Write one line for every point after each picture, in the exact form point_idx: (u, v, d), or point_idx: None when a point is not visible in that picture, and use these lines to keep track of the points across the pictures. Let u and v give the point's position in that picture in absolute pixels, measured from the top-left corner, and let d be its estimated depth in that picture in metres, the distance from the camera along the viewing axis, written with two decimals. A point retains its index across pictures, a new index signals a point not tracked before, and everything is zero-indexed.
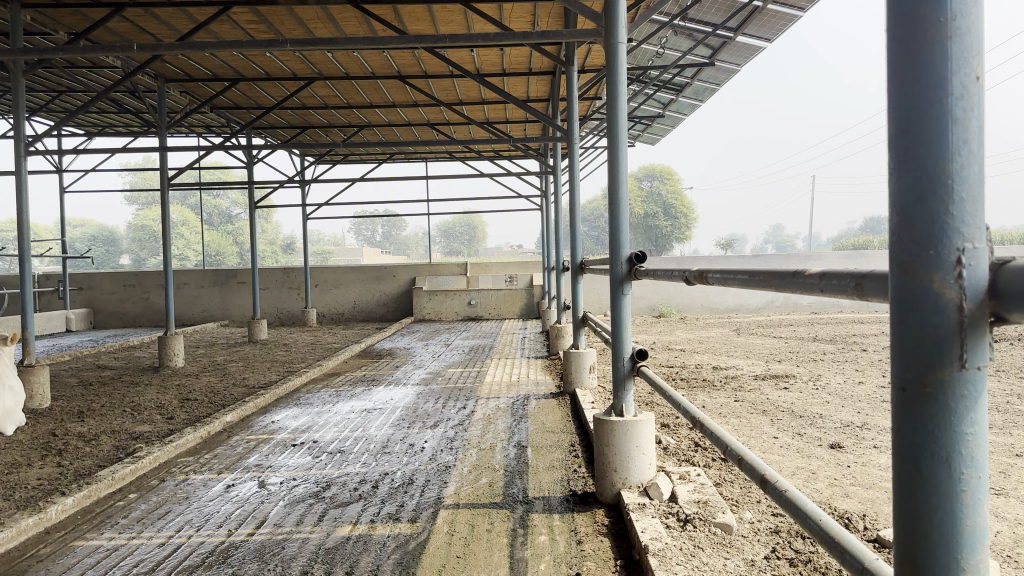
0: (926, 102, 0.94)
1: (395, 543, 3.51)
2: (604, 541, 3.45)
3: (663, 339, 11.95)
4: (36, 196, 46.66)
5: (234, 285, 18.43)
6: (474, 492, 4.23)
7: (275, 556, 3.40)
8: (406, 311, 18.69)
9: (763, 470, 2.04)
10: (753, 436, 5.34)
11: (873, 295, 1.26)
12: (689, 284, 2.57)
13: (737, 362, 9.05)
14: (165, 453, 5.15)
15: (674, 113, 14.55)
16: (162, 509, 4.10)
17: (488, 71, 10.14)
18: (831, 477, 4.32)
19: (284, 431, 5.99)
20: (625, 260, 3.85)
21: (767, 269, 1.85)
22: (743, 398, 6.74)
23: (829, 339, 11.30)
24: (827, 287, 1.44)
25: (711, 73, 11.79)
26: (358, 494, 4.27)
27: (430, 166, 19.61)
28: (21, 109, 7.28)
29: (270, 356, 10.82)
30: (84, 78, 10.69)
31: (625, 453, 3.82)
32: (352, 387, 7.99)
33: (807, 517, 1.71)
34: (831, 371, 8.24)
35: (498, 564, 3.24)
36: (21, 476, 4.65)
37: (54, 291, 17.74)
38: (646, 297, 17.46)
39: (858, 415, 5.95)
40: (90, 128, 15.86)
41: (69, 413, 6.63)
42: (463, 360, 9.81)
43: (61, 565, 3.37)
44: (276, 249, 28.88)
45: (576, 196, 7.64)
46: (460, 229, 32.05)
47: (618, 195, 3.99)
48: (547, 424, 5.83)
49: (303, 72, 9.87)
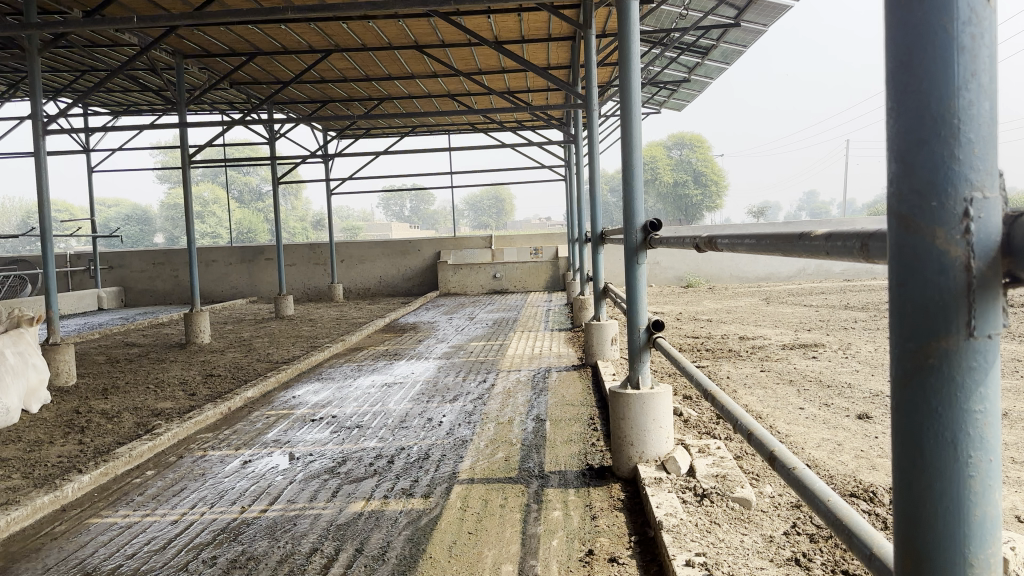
0: (925, 45, 0.82)
1: (407, 519, 3.46)
2: (620, 516, 3.37)
3: (689, 309, 11.80)
4: (67, 176, 47.46)
5: (262, 261, 18.55)
6: (489, 467, 4.16)
7: (286, 533, 3.37)
8: (433, 286, 18.68)
9: (773, 446, 1.92)
10: (778, 407, 5.20)
11: (881, 257, 1.14)
12: (699, 250, 2.44)
13: (765, 332, 8.87)
14: (185, 430, 5.16)
15: (700, 78, 14.23)
16: (178, 486, 4.10)
17: (507, 38, 9.95)
18: (858, 449, 4.18)
19: (304, 406, 5.98)
20: (639, 228, 3.70)
21: (773, 233, 1.72)
22: (768, 367, 6.61)
23: (860, 306, 11.04)
24: (833, 250, 1.32)
25: (737, 35, 11.47)
26: (373, 470, 4.23)
27: (454, 139, 19.48)
28: (38, 89, 7.30)
29: (295, 332, 10.86)
30: (103, 57, 10.71)
31: (641, 427, 3.72)
32: (374, 362, 7.98)
33: (814, 497, 1.59)
34: (862, 339, 8.02)
35: (509, 540, 3.18)
36: (42, 454, 4.68)
37: (86, 270, 18.02)
38: (673, 267, 17.27)
39: (887, 384, 5.79)
40: (114, 108, 15.96)
41: (94, 391, 6.70)
42: (485, 334, 9.76)
43: (75, 543, 3.37)
44: (306, 226, 29.06)
45: (596, 165, 7.47)
46: (488, 202, 31.92)
47: (632, 164, 3.85)
48: (567, 398, 5.74)
49: (319, 45, 9.79)
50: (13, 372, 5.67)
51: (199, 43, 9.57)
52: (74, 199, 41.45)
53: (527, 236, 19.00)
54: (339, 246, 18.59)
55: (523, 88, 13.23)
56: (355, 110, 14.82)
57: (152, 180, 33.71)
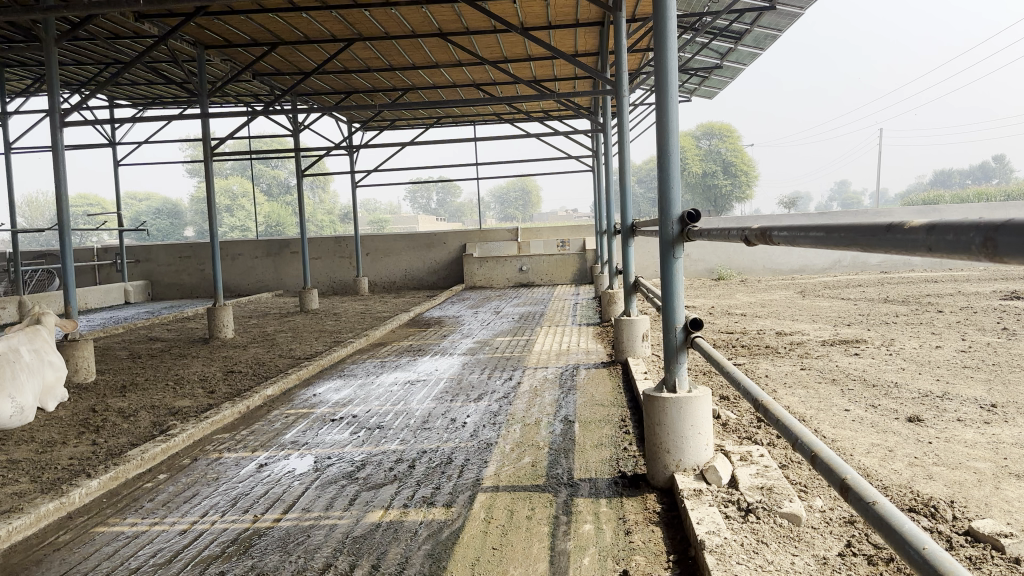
0: None
1: (427, 532, 3.24)
2: (656, 531, 3.12)
3: (722, 303, 11.44)
4: (95, 170, 47.71)
5: (287, 255, 18.49)
6: (514, 474, 3.92)
7: (300, 546, 3.16)
8: (459, 279, 18.49)
9: (845, 472, 1.72)
10: (822, 409, 4.89)
11: (1013, 255, 0.94)
12: (748, 243, 2.19)
13: (803, 327, 8.53)
14: (201, 430, 4.99)
15: (732, 64, 13.81)
16: (190, 491, 3.93)
17: (533, 23, 9.68)
18: (911, 456, 3.88)
19: (325, 405, 5.81)
20: (676, 219, 3.39)
21: (846, 225, 1.50)
22: (809, 365, 6.31)
23: (901, 299, 10.62)
24: (936, 246, 1.10)
25: (772, 19, 11.09)
26: (393, 475, 4.02)
27: (478, 129, 19.25)
28: (55, 81, 7.16)
29: (319, 327, 10.65)
30: (124, 48, 10.61)
31: (678, 433, 3.45)
32: (397, 357, 7.83)
33: (907, 543, 1.40)
34: (906, 334, 7.65)
35: (537, 558, 2.94)
36: (53, 456, 4.55)
37: (113, 263, 18.09)
38: (703, 259, 16.84)
39: (937, 383, 5.46)
40: (137, 100, 15.89)
41: (112, 388, 6.59)
42: (511, 328, 9.54)
43: (78, 555, 3.20)
44: (333, 219, 29.06)
45: (626, 155, 7.16)
46: (514, 195, 31.58)
47: (668, 152, 3.54)
48: (597, 398, 5.48)
49: (342, 34, 9.59)
50: (28, 369, 5.54)
51: (221, 34, 9.44)
52: (102, 193, 41.96)
53: (553, 229, 19.00)
54: (364, 239, 18.46)
55: (550, 76, 12.96)
56: (378, 101, 14.67)
57: (182, 174, 33.99)
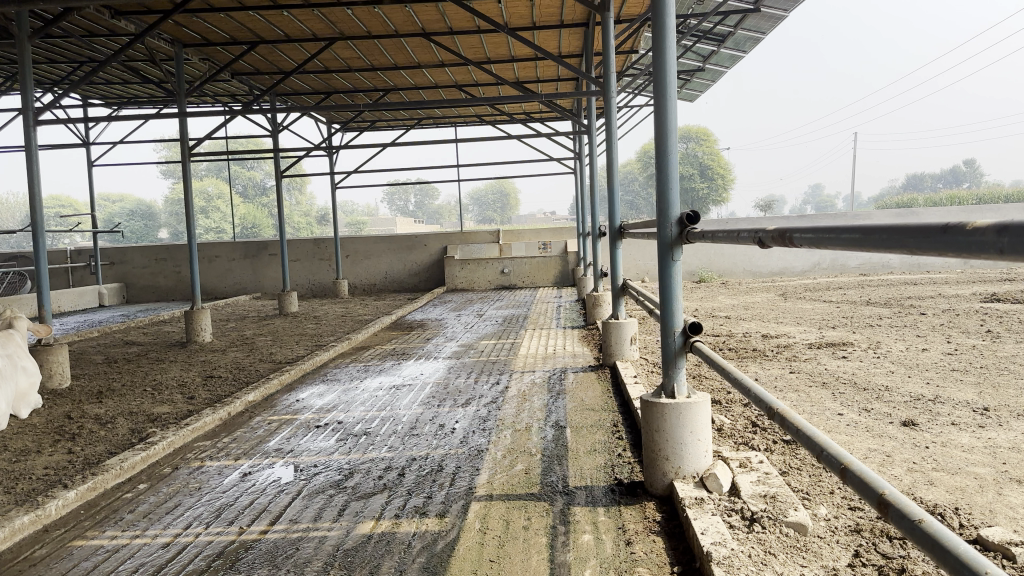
0: None
1: (421, 544, 3.13)
2: (658, 541, 3.04)
3: (705, 306, 11.44)
4: (66, 172, 46.91)
5: (266, 257, 18.28)
6: (508, 482, 3.82)
7: (288, 560, 3.04)
8: (439, 281, 18.37)
9: (881, 488, 1.64)
10: (815, 413, 4.84)
11: None
12: (764, 245, 2.12)
13: (790, 329, 8.51)
14: (181, 438, 4.84)
15: (714, 66, 13.84)
16: (172, 502, 3.79)
17: (517, 23, 9.59)
18: (910, 462, 3.82)
19: (308, 411, 5.66)
20: (676, 221, 3.31)
21: (885, 232, 1.42)
22: (799, 368, 6.28)
23: (883, 302, 10.67)
24: (1010, 249, 1.02)
25: (755, 22, 11.12)
26: (382, 484, 3.90)
27: (459, 131, 19.12)
28: (29, 78, 6.95)
29: (300, 330, 10.49)
30: (97, 45, 10.37)
31: (678, 439, 3.37)
32: (381, 361, 7.70)
33: (964, 566, 1.30)
34: (892, 337, 7.66)
35: (536, 570, 2.84)
36: (28, 465, 4.38)
37: (86, 266, 17.72)
38: (685, 262, 16.84)
39: (928, 386, 5.44)
40: (111, 99, 15.60)
41: (88, 394, 6.39)
42: (496, 331, 9.43)
43: (55, 571, 3.06)
44: (311, 221, 28.79)
45: (614, 156, 7.09)
46: (493, 197, 31.52)
47: (667, 152, 3.45)
48: (587, 402, 5.41)
49: (323, 33, 9.45)
50: None
51: (199, 32, 9.25)
52: (74, 195, 41.22)
53: (535, 232, 18.93)
54: (343, 241, 18.28)
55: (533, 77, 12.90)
56: (359, 101, 14.51)
57: (155, 174, 33.44)
